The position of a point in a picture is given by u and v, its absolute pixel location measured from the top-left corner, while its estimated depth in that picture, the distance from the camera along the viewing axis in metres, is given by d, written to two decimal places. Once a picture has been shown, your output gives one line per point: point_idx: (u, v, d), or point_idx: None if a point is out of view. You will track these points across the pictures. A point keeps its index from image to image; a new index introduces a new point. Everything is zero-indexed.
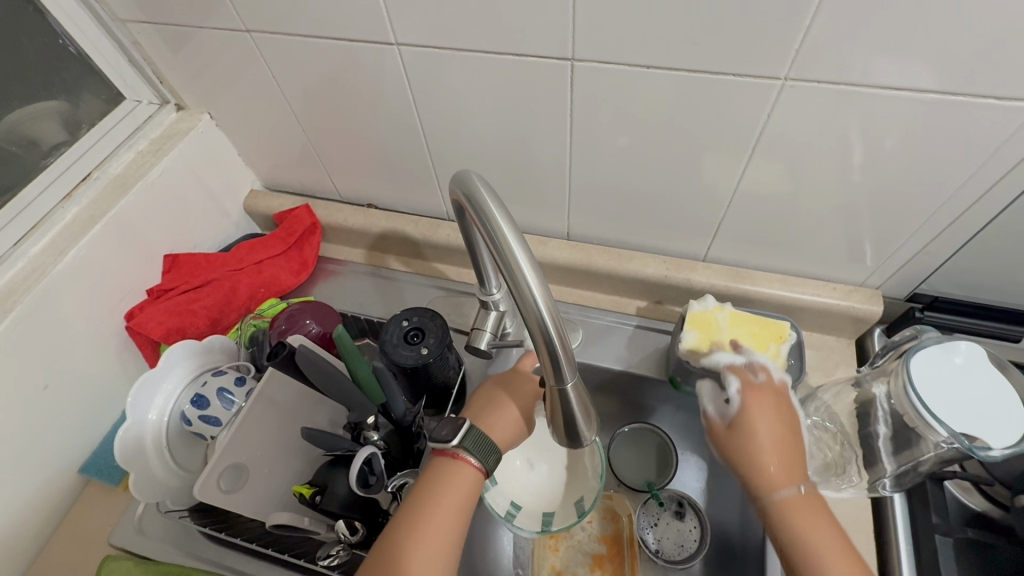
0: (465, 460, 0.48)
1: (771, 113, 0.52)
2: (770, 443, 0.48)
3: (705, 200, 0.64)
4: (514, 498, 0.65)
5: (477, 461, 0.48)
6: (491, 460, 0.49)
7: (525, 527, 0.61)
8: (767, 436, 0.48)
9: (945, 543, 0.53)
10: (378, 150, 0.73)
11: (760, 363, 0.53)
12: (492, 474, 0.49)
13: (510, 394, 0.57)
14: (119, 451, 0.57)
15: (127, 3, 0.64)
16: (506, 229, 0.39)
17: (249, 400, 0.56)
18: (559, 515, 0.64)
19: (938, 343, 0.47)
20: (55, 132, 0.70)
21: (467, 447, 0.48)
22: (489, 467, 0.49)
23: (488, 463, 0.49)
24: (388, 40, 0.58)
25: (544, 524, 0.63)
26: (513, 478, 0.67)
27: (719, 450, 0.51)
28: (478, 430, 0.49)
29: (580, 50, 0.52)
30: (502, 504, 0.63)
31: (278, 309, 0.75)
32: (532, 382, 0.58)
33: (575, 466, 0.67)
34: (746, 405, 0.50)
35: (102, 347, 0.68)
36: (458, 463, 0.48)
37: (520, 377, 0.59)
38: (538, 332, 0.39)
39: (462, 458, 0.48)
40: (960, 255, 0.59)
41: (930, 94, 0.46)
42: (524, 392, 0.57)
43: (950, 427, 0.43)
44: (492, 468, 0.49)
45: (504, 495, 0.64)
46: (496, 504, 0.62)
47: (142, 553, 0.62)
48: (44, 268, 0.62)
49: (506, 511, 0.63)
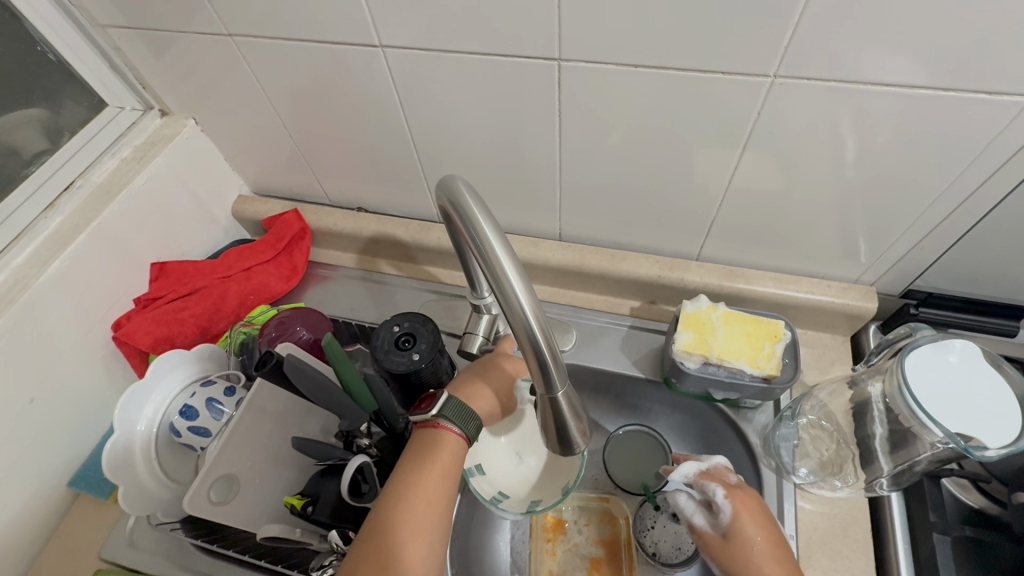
0: (446, 428, 0.49)
1: (763, 109, 0.52)
2: (766, 551, 0.48)
3: (698, 198, 0.63)
4: (499, 482, 0.65)
5: (457, 428, 0.50)
6: (472, 426, 0.51)
7: (510, 510, 0.63)
8: (763, 547, 0.48)
9: (943, 541, 0.52)
10: (366, 153, 0.72)
11: (722, 465, 0.55)
12: (474, 441, 0.51)
13: (487, 372, 0.58)
14: (107, 465, 0.56)
15: (107, 8, 0.63)
16: (492, 236, 0.38)
17: (239, 409, 0.55)
18: (545, 497, 0.65)
19: (932, 341, 0.47)
20: (36, 140, 0.69)
21: (446, 415, 0.50)
22: (471, 433, 0.51)
23: (469, 429, 0.50)
24: (373, 43, 0.57)
25: (531, 505, 0.64)
26: (494, 460, 0.66)
27: (717, 564, 0.50)
28: (456, 400, 0.51)
29: (567, 49, 0.52)
30: (487, 489, 0.63)
31: (269, 315, 0.74)
32: (506, 365, 0.60)
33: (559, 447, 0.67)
34: (737, 511, 0.50)
35: (89, 357, 0.67)
36: (440, 431, 0.49)
37: (495, 363, 0.60)
38: (526, 340, 0.38)
39: (444, 427, 0.50)
40: (954, 250, 0.59)
41: (920, 89, 0.46)
42: (497, 375, 0.59)
43: (945, 427, 0.42)
44: (473, 434, 0.51)
45: (490, 482, 0.65)
46: (482, 490, 0.63)
47: (134, 566, 0.61)
48: (28, 279, 0.61)
49: (492, 497, 0.63)
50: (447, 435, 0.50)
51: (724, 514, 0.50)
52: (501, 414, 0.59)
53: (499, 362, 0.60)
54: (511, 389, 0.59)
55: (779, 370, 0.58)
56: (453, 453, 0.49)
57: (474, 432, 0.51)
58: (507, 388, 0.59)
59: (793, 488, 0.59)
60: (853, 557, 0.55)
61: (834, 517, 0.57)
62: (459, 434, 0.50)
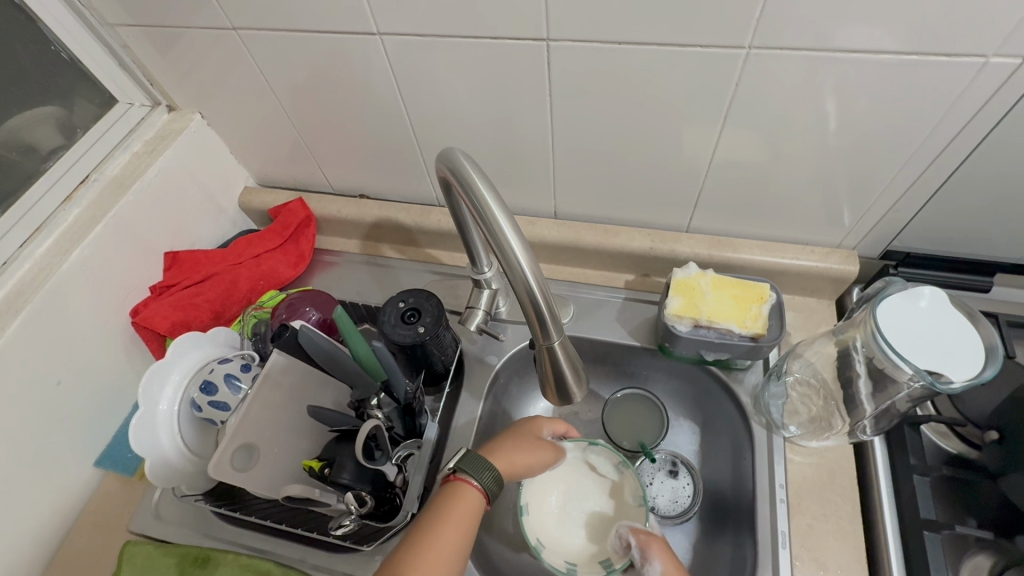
0: (466, 486, 0.51)
1: (741, 81, 0.55)
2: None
3: (686, 170, 0.66)
4: (566, 548, 0.58)
5: (472, 479, 0.51)
6: (485, 474, 0.52)
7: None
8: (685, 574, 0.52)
9: (922, 481, 0.56)
10: (367, 140, 0.75)
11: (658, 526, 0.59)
12: (492, 489, 0.52)
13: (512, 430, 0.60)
14: (135, 442, 0.59)
15: (114, 6, 0.65)
16: (494, 206, 0.42)
17: (256, 383, 0.58)
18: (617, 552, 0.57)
19: (903, 290, 0.50)
20: (53, 136, 0.72)
21: (459, 468, 0.52)
22: (487, 484, 0.52)
23: (483, 477, 0.52)
24: (370, 30, 0.60)
25: (607, 565, 0.56)
26: (551, 523, 0.60)
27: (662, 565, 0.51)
28: (467, 454, 0.53)
29: (554, 29, 0.55)
30: (557, 560, 0.57)
31: (278, 300, 0.77)
32: (530, 421, 0.62)
33: (614, 495, 0.61)
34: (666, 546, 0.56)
35: (109, 343, 0.70)
36: (455, 484, 0.51)
37: (520, 422, 0.62)
38: (527, 299, 0.43)
39: (461, 479, 0.51)
40: (927, 211, 0.62)
41: (881, 55, 0.49)
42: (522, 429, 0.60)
43: (914, 364, 0.45)
44: (488, 482, 0.52)
45: (556, 551, 0.58)
46: (552, 563, 0.56)
47: (162, 537, 0.65)
48: (51, 268, 0.64)
49: (564, 567, 0.56)
50: (466, 490, 0.51)
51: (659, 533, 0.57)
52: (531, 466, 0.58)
53: (521, 420, 0.62)
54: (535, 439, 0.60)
55: (765, 329, 0.61)
56: (473, 509, 0.50)
57: (493, 493, 0.52)
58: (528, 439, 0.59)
59: (783, 442, 0.62)
60: (839, 501, 0.59)
61: (821, 466, 0.61)
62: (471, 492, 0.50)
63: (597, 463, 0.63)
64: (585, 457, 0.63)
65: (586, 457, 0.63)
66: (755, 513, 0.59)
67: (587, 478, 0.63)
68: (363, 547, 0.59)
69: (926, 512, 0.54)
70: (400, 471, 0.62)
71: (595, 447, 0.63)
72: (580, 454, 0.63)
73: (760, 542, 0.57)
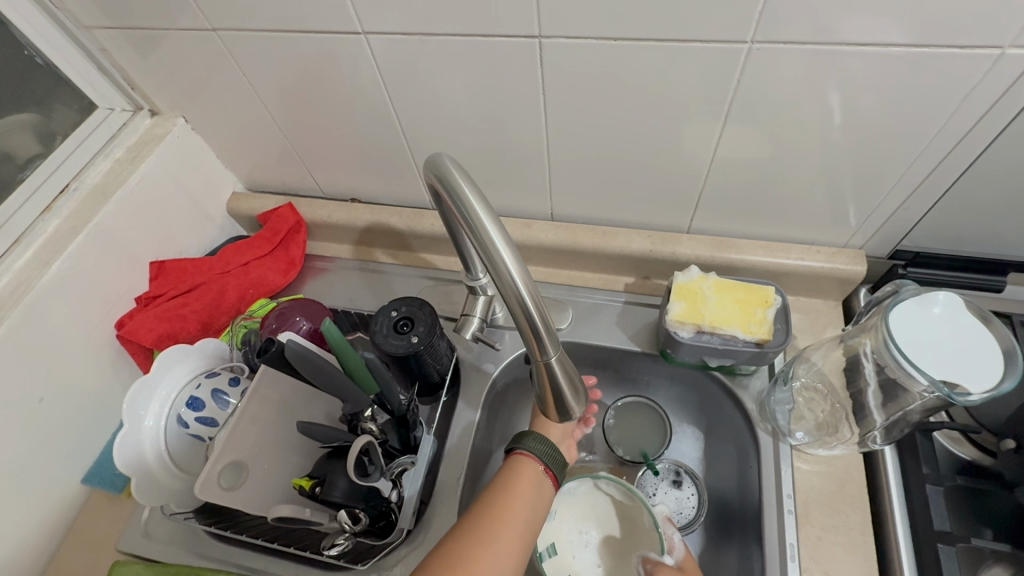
0: (534, 455, 0.54)
1: (741, 76, 0.52)
2: None
3: (686, 169, 0.64)
4: None
5: (522, 450, 0.55)
6: (529, 440, 0.55)
7: None
8: None
9: (936, 491, 0.54)
10: (356, 143, 0.73)
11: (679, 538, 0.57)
12: (540, 448, 0.55)
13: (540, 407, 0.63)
14: (120, 460, 0.57)
15: (90, 8, 0.63)
16: (482, 213, 0.39)
17: (244, 397, 0.56)
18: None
19: (916, 296, 0.48)
20: (30, 144, 0.69)
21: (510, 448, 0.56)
22: (535, 448, 0.55)
23: (528, 443, 0.55)
24: (355, 30, 0.58)
25: None
26: (575, 558, 0.58)
27: None
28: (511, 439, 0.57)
29: (547, 25, 0.52)
30: None
31: (269, 309, 0.75)
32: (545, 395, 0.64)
33: (628, 521, 0.59)
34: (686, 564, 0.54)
35: (94, 357, 0.68)
36: (512, 458, 0.55)
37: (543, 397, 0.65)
38: (519, 312, 0.40)
39: (511, 457, 0.55)
40: (938, 209, 0.60)
41: (890, 48, 0.47)
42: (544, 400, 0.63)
43: (929, 376, 0.43)
44: (533, 443, 0.55)
45: None
46: None
47: (151, 556, 0.63)
48: (31, 281, 0.62)
49: None
50: (521, 461, 0.54)
51: (676, 551, 0.55)
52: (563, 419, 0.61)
53: None
54: None
55: (770, 335, 0.59)
56: (533, 473, 0.53)
57: (550, 453, 0.55)
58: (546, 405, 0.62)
59: (790, 449, 0.60)
60: (849, 511, 0.57)
61: (830, 474, 0.59)
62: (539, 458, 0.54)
63: (609, 492, 0.60)
64: (596, 487, 0.60)
65: (597, 488, 0.61)
66: (761, 524, 0.57)
67: (602, 509, 0.60)
68: (357, 565, 0.58)
69: (941, 523, 0.52)
70: (395, 486, 0.60)
71: (602, 480, 0.60)
72: (595, 483, 0.60)
73: (767, 554, 0.55)
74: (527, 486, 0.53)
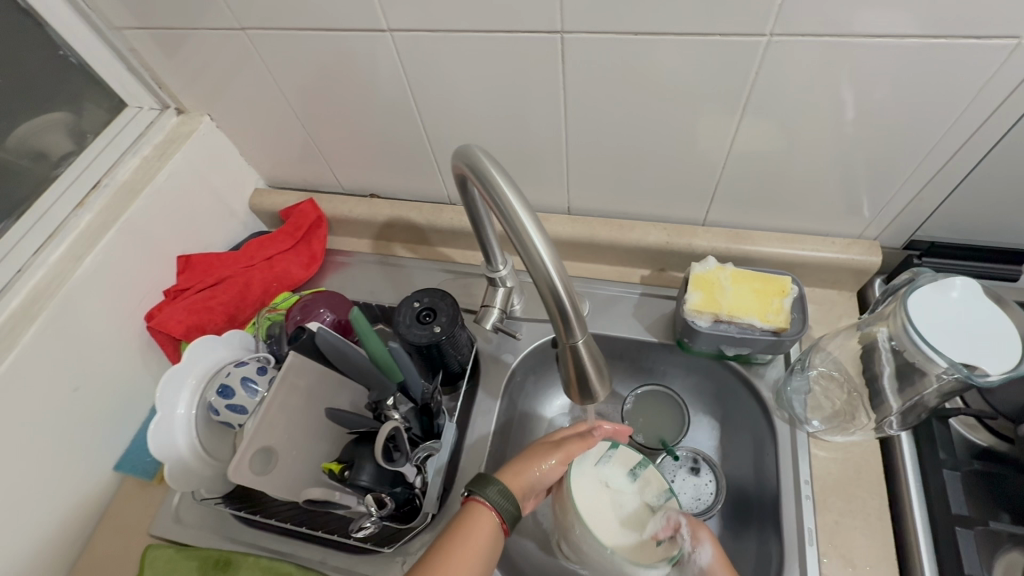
0: (494, 509, 0.52)
1: (760, 69, 0.53)
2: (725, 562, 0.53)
3: (703, 163, 0.65)
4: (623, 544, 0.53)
5: (481, 495, 0.53)
6: (490, 489, 0.53)
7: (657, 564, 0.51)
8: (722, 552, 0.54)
9: (953, 476, 0.55)
10: (378, 140, 0.75)
11: None
12: (496, 501, 0.52)
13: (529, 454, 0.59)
14: (154, 445, 0.59)
15: (120, 8, 0.65)
16: (513, 199, 0.41)
17: (273, 387, 0.57)
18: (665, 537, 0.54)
19: (933, 281, 0.49)
20: (62, 142, 0.71)
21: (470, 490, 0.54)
22: (493, 499, 0.52)
23: (488, 492, 0.52)
24: (381, 27, 0.59)
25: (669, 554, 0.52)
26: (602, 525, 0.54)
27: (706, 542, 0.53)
28: (478, 477, 0.55)
29: (569, 21, 0.53)
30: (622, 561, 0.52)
31: (292, 301, 0.77)
32: (544, 444, 0.60)
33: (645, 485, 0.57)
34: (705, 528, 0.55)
35: (125, 348, 0.70)
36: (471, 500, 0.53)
37: (540, 443, 0.60)
38: (548, 294, 0.41)
39: (472, 500, 0.53)
40: (954, 199, 0.61)
41: (909, 39, 0.48)
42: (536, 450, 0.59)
43: (948, 357, 0.44)
44: (492, 495, 0.52)
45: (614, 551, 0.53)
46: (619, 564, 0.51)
47: (182, 540, 0.65)
48: (66, 273, 0.64)
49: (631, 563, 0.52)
50: (479, 508, 0.52)
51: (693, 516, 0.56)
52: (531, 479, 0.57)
53: (542, 442, 0.61)
54: (541, 451, 0.59)
55: (788, 323, 0.60)
56: (486, 524, 0.51)
57: (505, 511, 0.52)
58: (528, 459, 0.58)
59: (806, 437, 0.61)
60: (866, 496, 0.58)
61: (846, 462, 0.60)
62: (500, 517, 0.52)
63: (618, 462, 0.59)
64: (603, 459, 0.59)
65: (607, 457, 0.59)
66: (779, 510, 0.58)
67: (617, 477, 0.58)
68: (384, 548, 0.60)
69: (958, 506, 0.53)
70: (419, 472, 0.61)
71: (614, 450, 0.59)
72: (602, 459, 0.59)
73: (786, 539, 0.56)
74: (486, 530, 0.51)
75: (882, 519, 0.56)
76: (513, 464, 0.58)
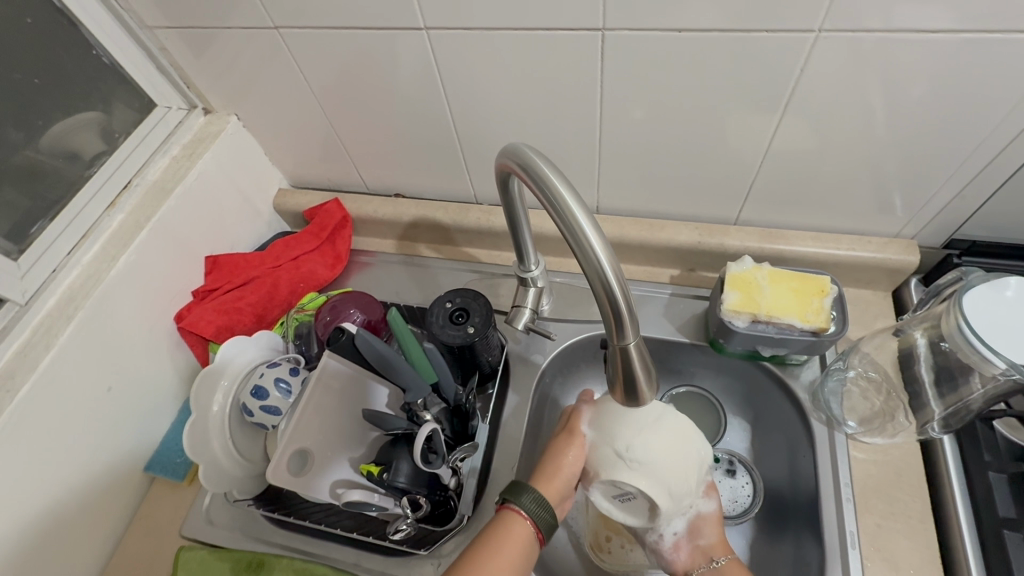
0: (529, 519, 0.51)
1: (805, 65, 0.52)
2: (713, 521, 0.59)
3: (738, 163, 0.64)
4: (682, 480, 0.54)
5: (515, 504, 0.52)
6: (525, 498, 0.52)
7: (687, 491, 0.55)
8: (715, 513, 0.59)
9: (999, 480, 0.54)
10: (406, 140, 0.74)
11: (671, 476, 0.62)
12: (530, 508, 0.52)
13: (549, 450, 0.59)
14: (189, 445, 0.60)
15: (152, 8, 0.65)
16: (564, 192, 0.40)
17: (307, 388, 0.57)
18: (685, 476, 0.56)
19: (987, 281, 0.48)
20: (93, 142, 0.70)
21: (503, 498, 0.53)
22: (529, 508, 0.52)
23: (523, 501, 0.52)
24: (417, 25, 0.58)
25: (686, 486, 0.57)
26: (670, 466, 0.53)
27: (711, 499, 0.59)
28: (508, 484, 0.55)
29: (610, 17, 0.53)
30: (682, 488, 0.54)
31: (320, 302, 0.76)
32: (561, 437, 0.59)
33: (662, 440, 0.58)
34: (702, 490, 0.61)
35: (155, 348, 0.70)
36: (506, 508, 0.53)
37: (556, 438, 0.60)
38: (600, 288, 0.40)
39: (507, 508, 0.53)
40: (997, 199, 0.60)
41: (963, 34, 0.46)
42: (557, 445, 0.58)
43: (1008, 358, 0.44)
44: (527, 505, 0.52)
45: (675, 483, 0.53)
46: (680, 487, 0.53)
47: (213, 542, 0.65)
48: (99, 274, 0.64)
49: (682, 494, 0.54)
50: (514, 518, 0.52)
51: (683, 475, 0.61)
52: (560, 476, 0.57)
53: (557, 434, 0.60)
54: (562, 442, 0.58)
55: (828, 324, 0.59)
56: (522, 536, 0.51)
57: (542, 521, 0.52)
58: (552, 457, 0.58)
59: (845, 438, 0.60)
60: (909, 500, 0.57)
61: (887, 464, 0.59)
62: (535, 526, 0.51)
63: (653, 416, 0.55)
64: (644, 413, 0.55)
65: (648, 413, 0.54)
66: (819, 513, 0.57)
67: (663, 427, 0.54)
68: (420, 550, 0.59)
69: (1005, 509, 0.52)
70: (454, 474, 0.62)
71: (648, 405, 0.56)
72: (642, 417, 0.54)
73: (828, 545, 0.55)
74: (522, 542, 0.50)
75: (926, 524, 0.55)
76: (541, 467, 0.58)
